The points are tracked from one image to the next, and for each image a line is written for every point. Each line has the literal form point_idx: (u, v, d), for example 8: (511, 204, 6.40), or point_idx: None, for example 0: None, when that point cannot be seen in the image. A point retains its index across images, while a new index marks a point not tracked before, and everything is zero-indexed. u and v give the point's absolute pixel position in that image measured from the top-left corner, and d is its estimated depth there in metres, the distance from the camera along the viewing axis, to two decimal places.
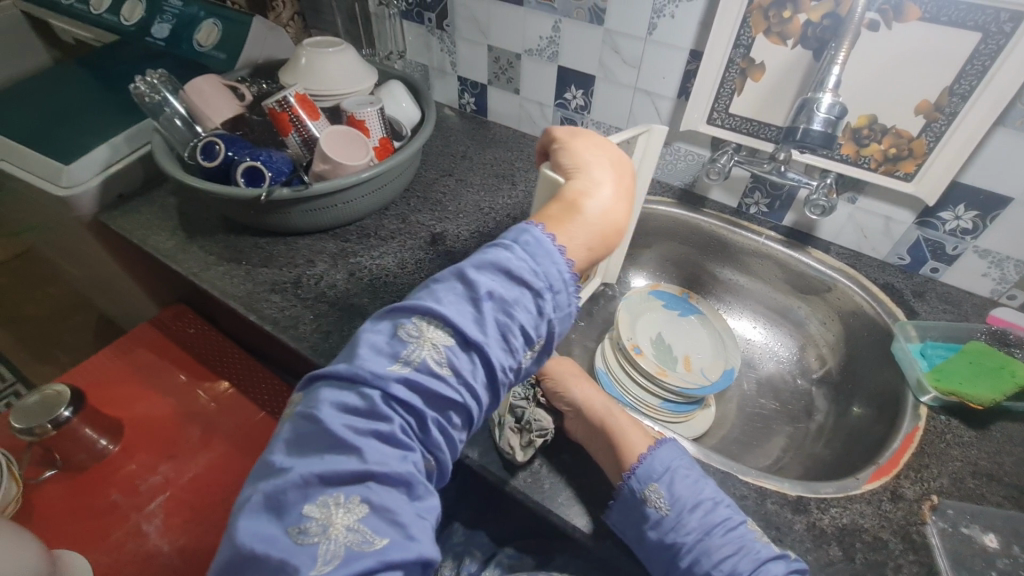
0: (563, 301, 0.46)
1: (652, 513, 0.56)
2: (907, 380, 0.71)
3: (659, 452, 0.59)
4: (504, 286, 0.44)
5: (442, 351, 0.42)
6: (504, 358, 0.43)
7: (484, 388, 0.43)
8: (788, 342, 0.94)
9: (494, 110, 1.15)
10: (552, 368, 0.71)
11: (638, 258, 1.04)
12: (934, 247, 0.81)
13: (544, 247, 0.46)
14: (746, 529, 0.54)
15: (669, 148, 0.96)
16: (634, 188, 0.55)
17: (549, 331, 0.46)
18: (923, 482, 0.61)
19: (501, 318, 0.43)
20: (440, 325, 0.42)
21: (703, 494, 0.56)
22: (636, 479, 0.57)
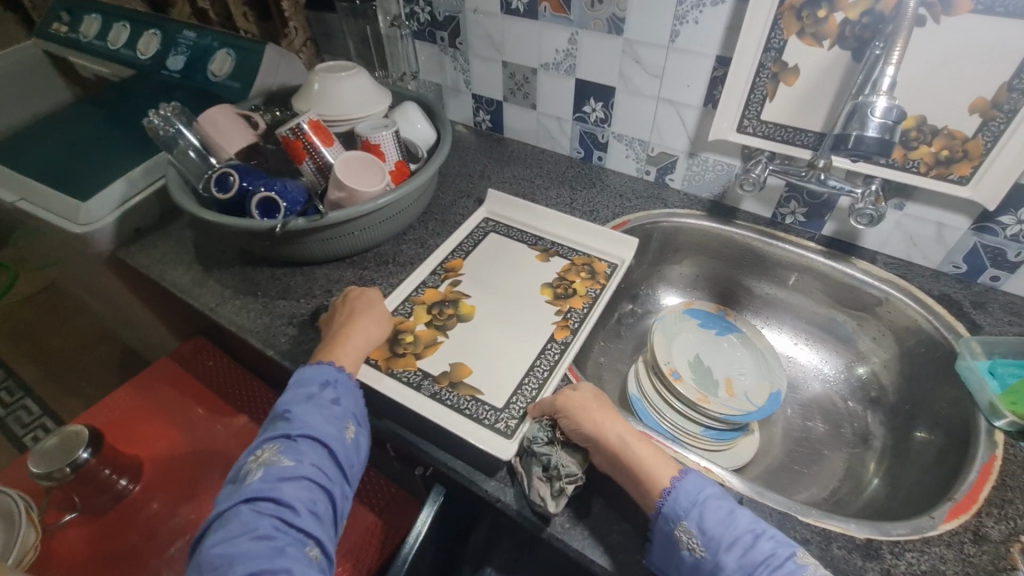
0: (347, 385, 0.60)
1: (686, 556, 0.50)
2: (978, 403, 0.65)
3: (685, 485, 0.53)
4: (299, 400, 0.57)
5: (274, 459, 0.53)
6: (326, 437, 0.55)
7: (322, 465, 0.53)
8: (834, 360, 0.88)
9: (509, 126, 1.12)
10: (564, 403, 0.60)
11: (667, 274, 0.99)
12: (993, 254, 0.75)
13: (319, 365, 0.60)
14: (794, 565, 0.47)
15: (696, 159, 0.92)
16: (370, 303, 0.71)
17: (352, 409, 0.59)
18: (1008, 520, 0.55)
19: (309, 413, 0.56)
20: (264, 448, 0.54)
21: (739, 528, 0.49)
22: (664, 519, 0.52)
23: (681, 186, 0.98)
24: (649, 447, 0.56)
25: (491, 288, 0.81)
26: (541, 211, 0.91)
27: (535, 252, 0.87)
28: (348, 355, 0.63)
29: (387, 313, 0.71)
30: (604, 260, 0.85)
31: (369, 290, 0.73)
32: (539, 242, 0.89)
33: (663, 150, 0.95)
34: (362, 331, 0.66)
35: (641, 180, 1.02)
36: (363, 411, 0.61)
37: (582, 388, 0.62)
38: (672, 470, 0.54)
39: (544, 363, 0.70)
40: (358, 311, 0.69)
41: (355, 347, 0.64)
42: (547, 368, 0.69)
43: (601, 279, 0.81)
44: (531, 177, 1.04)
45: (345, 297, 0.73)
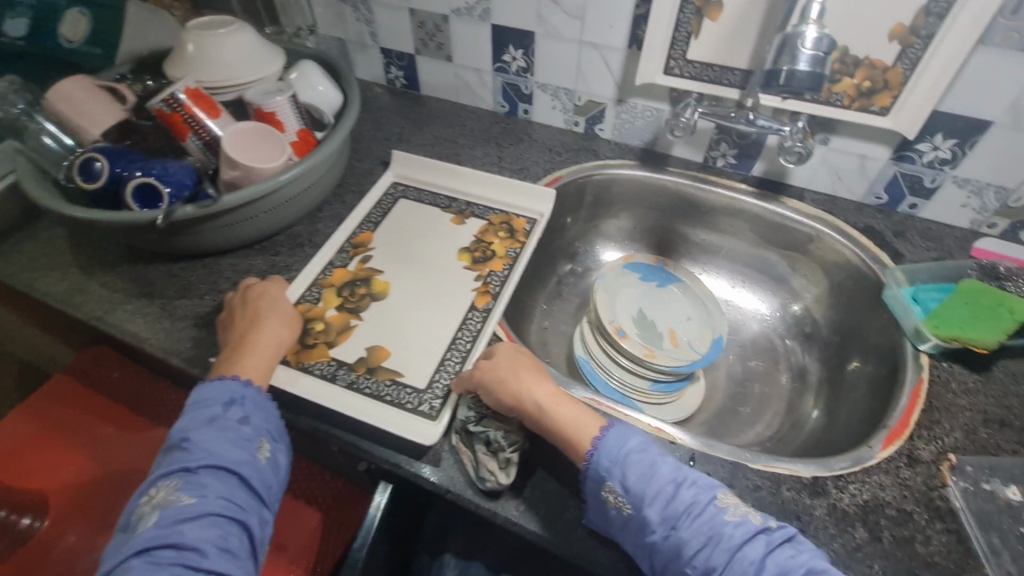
0: (258, 400, 0.54)
1: (613, 515, 0.49)
2: (904, 330, 0.68)
3: (606, 444, 0.51)
4: (199, 426, 0.50)
5: (173, 498, 0.46)
6: (233, 464, 0.49)
7: (232, 495, 0.48)
8: (770, 300, 0.89)
9: (425, 81, 1.03)
10: (479, 377, 0.56)
11: (604, 229, 0.96)
12: (911, 182, 0.77)
13: (221, 382, 0.54)
14: (713, 509, 0.47)
15: (624, 105, 0.88)
16: (271, 302, 0.63)
17: (265, 426, 0.53)
18: (937, 440, 0.58)
19: (211, 440, 0.50)
20: (160, 487, 0.47)
21: (659, 480, 0.49)
22: (590, 480, 0.51)
23: (611, 136, 0.94)
24: (575, 405, 0.55)
25: (406, 258, 0.75)
26: (455, 170, 0.84)
27: (449, 215, 0.81)
28: (256, 368, 0.56)
29: (292, 309, 0.64)
30: (523, 216, 0.80)
31: (272, 285, 0.66)
32: (454, 204, 0.83)
33: (590, 98, 0.90)
34: (271, 337, 0.60)
35: (570, 132, 0.97)
36: (278, 425, 0.55)
37: (496, 348, 0.59)
38: (596, 425, 0.53)
39: (466, 334, 0.66)
40: (263, 313, 0.62)
41: (264, 357, 0.58)
42: (471, 338, 0.65)
43: (521, 236, 0.77)
44: (454, 136, 0.97)
45: (246, 295, 0.64)
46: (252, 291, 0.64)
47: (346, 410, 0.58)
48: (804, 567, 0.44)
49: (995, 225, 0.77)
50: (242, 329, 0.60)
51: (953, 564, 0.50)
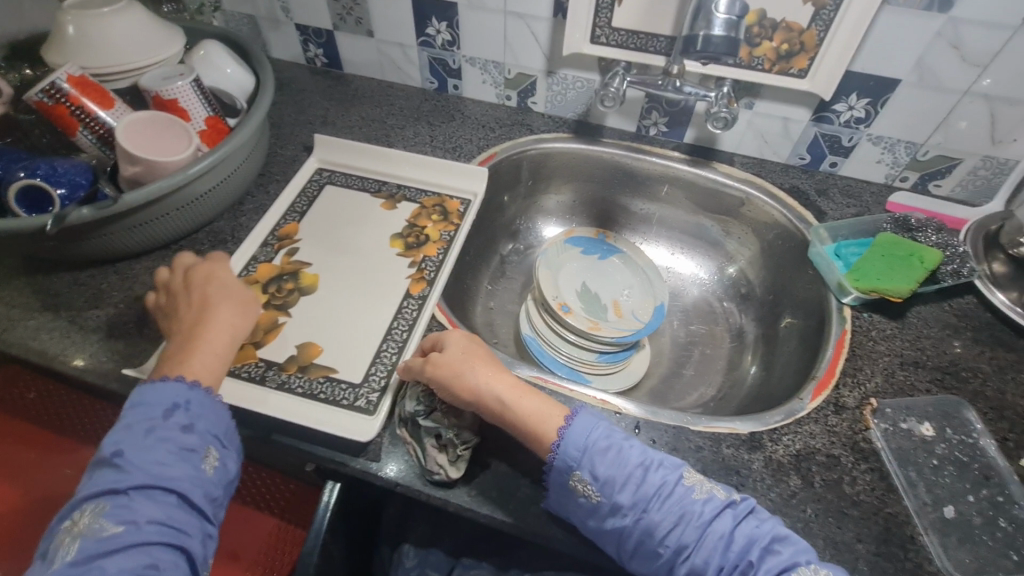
0: (202, 407, 0.50)
1: (581, 504, 0.49)
2: (828, 285, 0.71)
3: (573, 433, 0.51)
4: (132, 438, 0.47)
5: (97, 524, 0.43)
6: (170, 482, 0.46)
7: (168, 516, 0.45)
8: (708, 264, 0.91)
9: (347, 59, 0.97)
10: (432, 374, 0.54)
11: (544, 204, 0.95)
12: (831, 141, 0.80)
13: (161, 386, 0.50)
14: (682, 488, 0.49)
15: (555, 77, 0.86)
16: (218, 289, 0.58)
17: (209, 435, 0.49)
18: (859, 386, 0.61)
19: (147, 455, 0.46)
20: (86, 508, 0.44)
21: (629, 466, 0.49)
22: (557, 472, 0.50)
23: (544, 109, 0.92)
24: (538, 397, 0.54)
25: (334, 247, 0.73)
26: (385, 152, 0.82)
27: (379, 200, 0.79)
28: (206, 364, 0.52)
29: (246, 293, 0.60)
30: (456, 197, 0.79)
31: (218, 266, 0.61)
32: (384, 188, 0.81)
33: (520, 71, 0.88)
34: (223, 325, 0.55)
35: (503, 106, 0.94)
36: (229, 429, 0.52)
37: (450, 336, 0.57)
38: (560, 416, 0.53)
39: (402, 323, 0.65)
40: (213, 298, 0.57)
41: (215, 351, 0.54)
42: (406, 327, 0.65)
43: (455, 219, 0.76)
44: (382, 116, 0.92)
45: (191, 277, 0.59)
46: (199, 273, 0.60)
47: (279, 414, 0.56)
48: (769, 535, 0.47)
49: (907, 178, 0.81)
50: (190, 318, 0.55)
51: (876, 500, 0.53)
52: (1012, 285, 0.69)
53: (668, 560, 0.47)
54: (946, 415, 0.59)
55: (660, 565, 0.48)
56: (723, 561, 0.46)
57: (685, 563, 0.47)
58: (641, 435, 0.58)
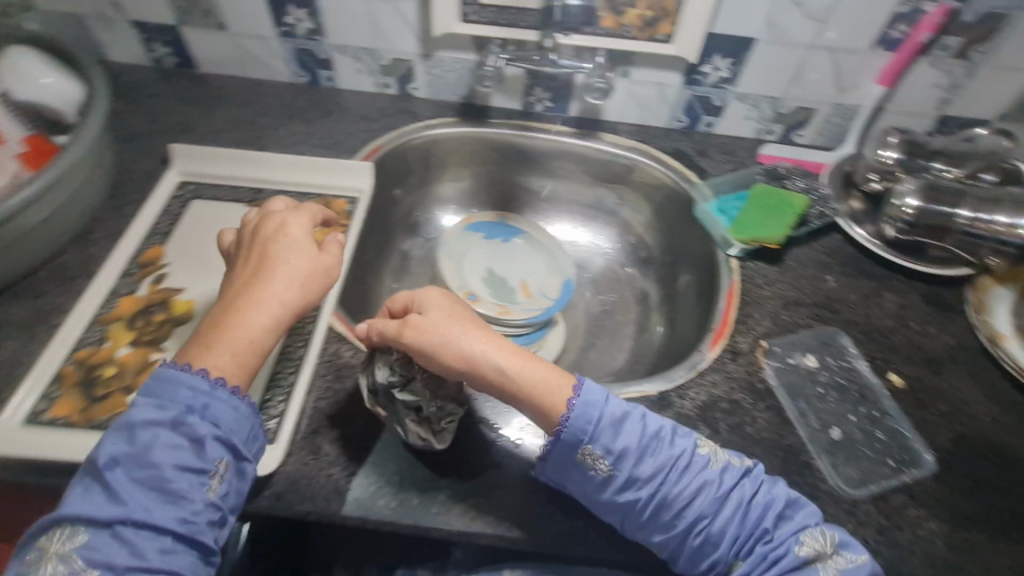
0: (217, 417, 0.46)
1: (593, 474, 0.49)
2: (714, 239, 0.75)
3: (584, 404, 0.49)
4: (131, 451, 0.43)
5: (78, 556, 0.40)
6: (160, 515, 0.42)
7: (154, 554, 0.41)
8: (608, 234, 0.92)
9: (201, 57, 0.87)
10: (417, 343, 0.50)
11: (440, 193, 0.92)
12: (703, 103, 0.83)
13: (173, 384, 0.45)
14: (699, 457, 0.50)
15: (432, 60, 0.83)
16: (287, 253, 0.53)
17: (219, 453, 0.45)
18: (751, 331, 0.65)
19: (142, 477, 0.42)
20: (68, 531, 0.41)
21: (646, 437, 0.50)
22: (566, 445, 0.49)
23: (426, 94, 0.88)
24: (543, 363, 0.52)
25: (208, 267, 0.66)
26: (256, 157, 0.75)
27: (256, 208, 0.73)
28: (235, 347, 0.48)
29: (318, 258, 0.54)
30: (342, 196, 0.75)
31: (297, 221, 0.56)
32: (260, 195, 0.74)
33: (395, 56, 0.83)
34: (274, 296, 0.50)
35: (383, 95, 0.89)
36: (250, 436, 0.47)
37: (433, 300, 0.53)
38: (569, 384, 0.51)
39: (295, 339, 0.60)
40: (274, 260, 0.52)
41: (248, 332, 0.49)
42: (302, 341, 0.60)
43: (342, 220, 0.72)
44: (250, 117, 0.84)
45: (259, 231, 0.55)
46: (272, 225, 0.55)
47: None
48: (783, 501, 0.50)
49: (774, 131, 0.86)
50: (247, 278, 0.52)
51: (775, 434, 0.58)
52: (867, 219, 0.76)
53: (684, 528, 0.48)
54: (826, 346, 0.65)
55: (675, 533, 0.49)
56: (738, 529, 0.48)
57: (701, 530, 0.48)
58: None
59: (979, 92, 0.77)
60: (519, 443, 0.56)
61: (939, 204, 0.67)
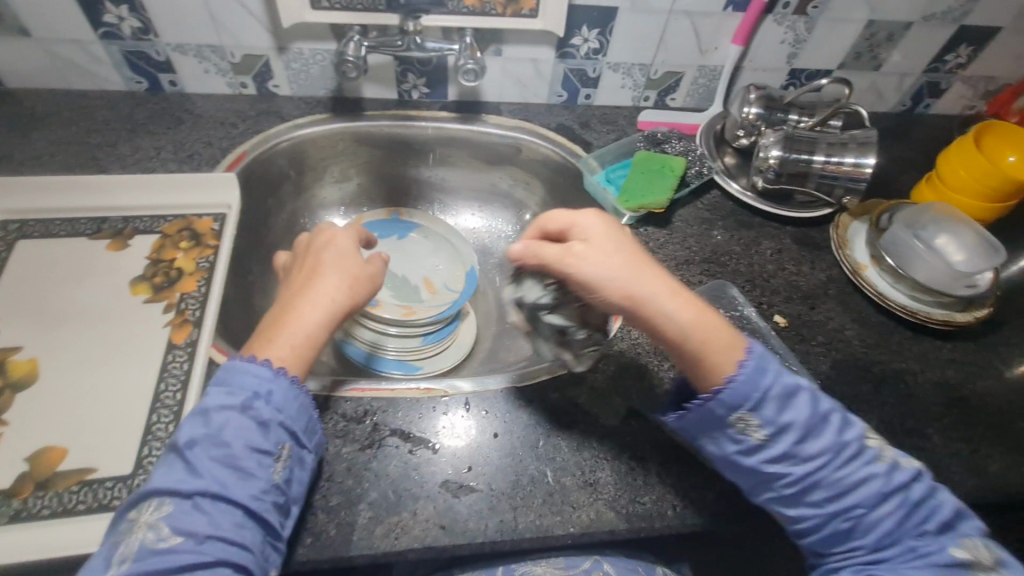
0: (283, 402, 0.46)
1: (741, 440, 0.47)
2: (607, 210, 0.77)
3: (754, 375, 0.46)
4: (206, 430, 0.43)
5: (159, 528, 0.40)
6: (234, 490, 0.42)
7: (228, 531, 0.40)
8: (505, 217, 0.91)
9: (5, 70, 0.74)
10: (578, 276, 0.47)
11: (324, 196, 0.86)
12: (579, 75, 0.84)
13: (243, 369, 0.46)
14: (868, 450, 0.47)
15: (289, 53, 0.76)
16: (341, 259, 0.54)
17: (286, 436, 0.45)
18: None
19: (217, 454, 0.42)
20: (147, 507, 0.41)
21: (814, 418, 0.47)
22: (723, 408, 0.46)
23: (290, 91, 0.81)
24: (715, 317, 0.48)
25: (51, 315, 0.57)
26: (93, 182, 0.65)
27: (103, 240, 0.63)
28: (293, 341, 0.48)
29: (362, 268, 0.54)
30: (207, 215, 0.67)
31: (343, 232, 0.57)
32: (105, 224, 0.65)
33: (245, 52, 0.75)
34: (324, 296, 0.51)
35: (241, 96, 0.81)
36: (309, 426, 0.48)
37: (600, 228, 0.49)
38: (740, 346, 0.47)
39: (170, 383, 0.54)
40: (325, 265, 0.53)
41: (305, 326, 0.49)
42: (180, 384, 0.54)
43: (211, 241, 0.65)
44: (81, 135, 0.73)
45: (313, 240, 0.56)
46: (319, 238, 0.56)
47: (25, 554, 0.44)
48: (944, 510, 0.47)
49: (649, 97, 0.88)
50: (300, 282, 0.52)
51: None
52: (740, 173, 0.81)
53: (830, 511, 0.46)
54: (718, 298, 0.68)
55: (817, 512, 0.47)
56: (895, 528, 0.46)
57: (850, 518, 0.46)
58: (472, 409, 0.56)
59: (820, 44, 0.84)
60: (437, 448, 0.54)
61: (796, 153, 0.72)
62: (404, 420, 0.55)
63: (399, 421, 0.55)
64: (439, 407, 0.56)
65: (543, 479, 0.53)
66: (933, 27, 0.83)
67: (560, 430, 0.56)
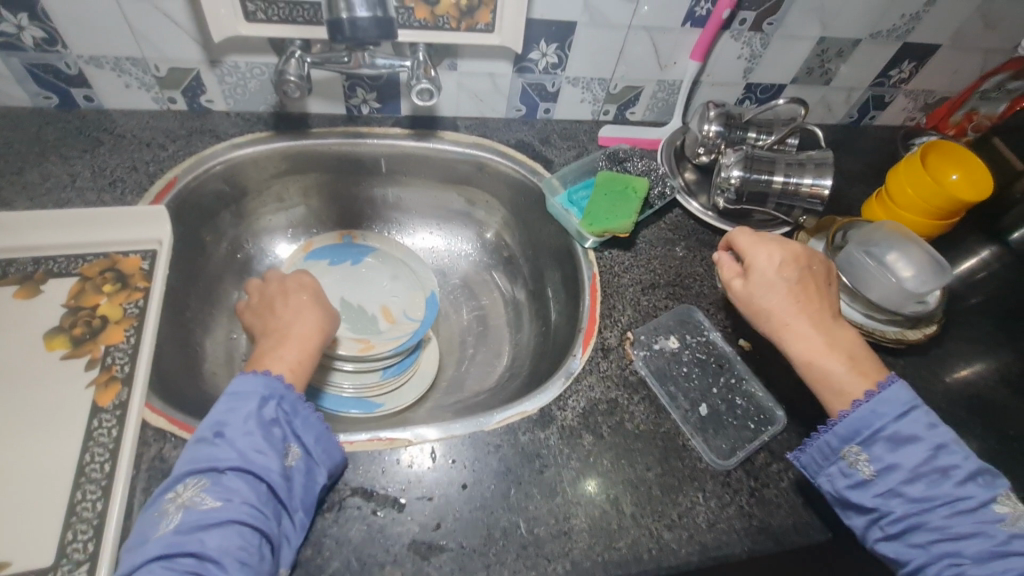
0: (297, 407, 0.51)
1: (850, 473, 0.52)
2: (570, 232, 0.74)
3: (870, 409, 0.52)
4: (233, 422, 0.48)
5: (198, 499, 0.44)
6: (260, 468, 0.46)
7: (256, 500, 0.45)
8: (465, 236, 0.88)
9: None
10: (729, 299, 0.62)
11: (268, 219, 0.80)
12: (538, 90, 0.81)
13: (258, 380, 0.51)
14: (989, 510, 0.49)
15: (223, 66, 0.69)
16: (311, 293, 0.67)
17: (300, 433, 0.50)
18: (617, 323, 0.66)
19: (243, 438, 0.47)
20: (188, 482, 0.45)
21: (926, 463, 0.50)
22: (837, 437, 0.53)
23: (226, 106, 0.74)
24: (835, 360, 0.55)
25: None
26: None
27: (9, 287, 0.56)
28: (293, 361, 0.58)
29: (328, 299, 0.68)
30: (133, 252, 0.60)
31: (303, 276, 0.69)
32: (11, 267, 0.57)
33: (172, 65, 0.68)
34: (310, 322, 0.63)
35: (169, 112, 0.73)
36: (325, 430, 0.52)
37: (762, 265, 0.60)
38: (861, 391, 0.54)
39: (95, 453, 0.48)
40: (302, 299, 0.65)
41: (301, 349, 0.59)
42: (108, 452, 0.48)
43: (139, 282, 0.58)
44: None
45: (279, 280, 0.68)
46: (282, 284, 0.67)
47: None
48: None
49: (609, 111, 0.86)
50: (287, 313, 0.63)
51: (652, 425, 0.59)
52: (701, 190, 0.81)
53: (934, 555, 0.48)
54: (684, 324, 0.67)
55: (921, 555, 0.49)
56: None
57: (952, 568, 0.47)
58: (439, 458, 0.54)
59: (774, 59, 0.84)
60: (403, 504, 0.50)
61: (757, 173, 0.72)
62: (365, 475, 0.52)
63: (359, 476, 0.51)
64: (403, 460, 0.53)
65: (517, 532, 0.51)
66: (881, 44, 0.85)
67: (532, 476, 0.54)
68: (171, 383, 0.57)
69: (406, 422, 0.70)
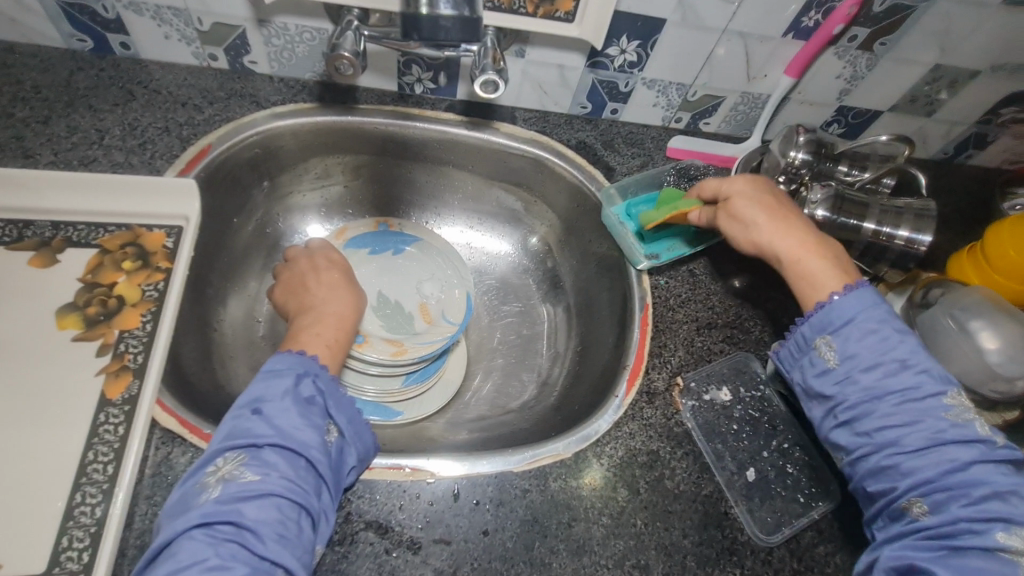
0: (331, 387, 0.48)
1: (815, 362, 0.50)
2: (623, 250, 0.68)
3: (844, 302, 0.49)
4: (271, 398, 0.45)
5: (234, 474, 0.41)
6: (300, 444, 0.43)
7: (295, 476, 0.41)
8: (507, 236, 0.82)
9: None
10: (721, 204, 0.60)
11: (301, 195, 0.74)
12: (608, 88, 0.73)
13: (292, 359, 0.48)
14: (935, 400, 0.46)
15: (271, 27, 0.62)
16: (344, 273, 0.63)
17: (336, 413, 0.47)
18: (666, 365, 0.61)
19: (282, 414, 0.44)
20: (224, 456, 0.42)
21: (889, 354, 0.47)
22: (810, 326, 0.50)
23: (270, 71, 0.68)
24: (820, 260, 0.53)
25: None
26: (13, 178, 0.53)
27: (27, 253, 0.52)
28: (328, 341, 0.53)
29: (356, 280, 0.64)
30: (158, 228, 0.55)
31: (333, 252, 0.65)
32: (30, 231, 0.53)
33: (216, 20, 0.62)
34: (344, 302, 0.59)
35: (208, 70, 0.67)
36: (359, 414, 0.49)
37: (738, 190, 0.58)
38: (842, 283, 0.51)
39: (99, 452, 0.44)
40: (336, 275, 0.62)
41: (334, 330, 0.55)
42: (112, 450, 0.44)
43: (161, 263, 0.54)
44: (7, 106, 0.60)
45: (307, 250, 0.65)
46: (311, 260, 0.63)
47: None
48: (1009, 485, 0.43)
49: (681, 119, 0.78)
50: (321, 289, 0.60)
51: (693, 486, 0.54)
52: None
53: (878, 444, 0.46)
54: (739, 373, 0.61)
55: (867, 444, 0.46)
56: (937, 478, 0.43)
57: (892, 457, 0.45)
58: (461, 497, 0.49)
59: (876, 83, 0.75)
60: (418, 546, 0.47)
61: (845, 215, 0.64)
62: (382, 508, 0.48)
63: (374, 509, 0.48)
64: (422, 495, 0.49)
65: None
66: (1001, 78, 0.75)
67: (558, 530, 0.50)
68: (185, 374, 0.54)
69: (424, 434, 0.66)
